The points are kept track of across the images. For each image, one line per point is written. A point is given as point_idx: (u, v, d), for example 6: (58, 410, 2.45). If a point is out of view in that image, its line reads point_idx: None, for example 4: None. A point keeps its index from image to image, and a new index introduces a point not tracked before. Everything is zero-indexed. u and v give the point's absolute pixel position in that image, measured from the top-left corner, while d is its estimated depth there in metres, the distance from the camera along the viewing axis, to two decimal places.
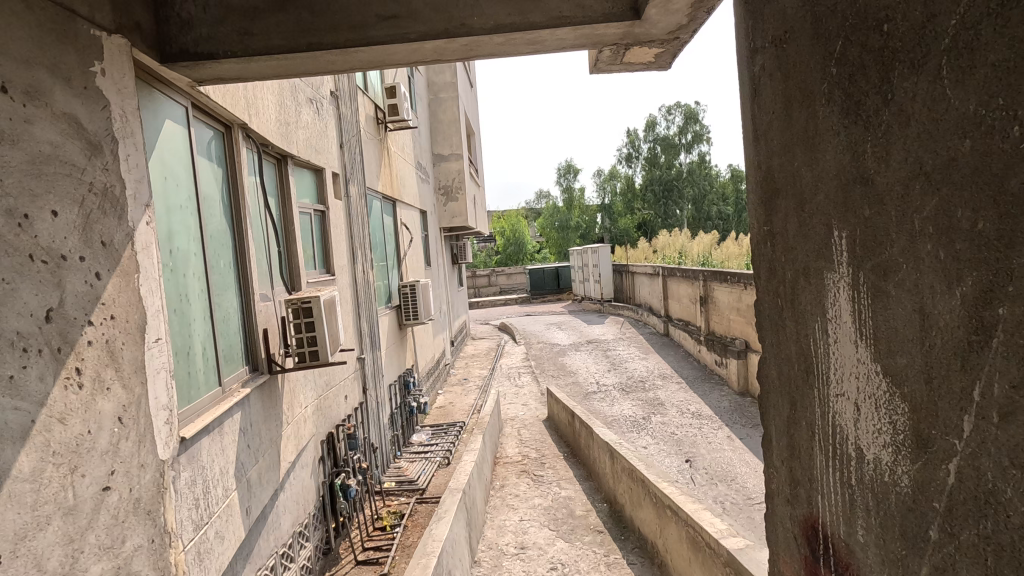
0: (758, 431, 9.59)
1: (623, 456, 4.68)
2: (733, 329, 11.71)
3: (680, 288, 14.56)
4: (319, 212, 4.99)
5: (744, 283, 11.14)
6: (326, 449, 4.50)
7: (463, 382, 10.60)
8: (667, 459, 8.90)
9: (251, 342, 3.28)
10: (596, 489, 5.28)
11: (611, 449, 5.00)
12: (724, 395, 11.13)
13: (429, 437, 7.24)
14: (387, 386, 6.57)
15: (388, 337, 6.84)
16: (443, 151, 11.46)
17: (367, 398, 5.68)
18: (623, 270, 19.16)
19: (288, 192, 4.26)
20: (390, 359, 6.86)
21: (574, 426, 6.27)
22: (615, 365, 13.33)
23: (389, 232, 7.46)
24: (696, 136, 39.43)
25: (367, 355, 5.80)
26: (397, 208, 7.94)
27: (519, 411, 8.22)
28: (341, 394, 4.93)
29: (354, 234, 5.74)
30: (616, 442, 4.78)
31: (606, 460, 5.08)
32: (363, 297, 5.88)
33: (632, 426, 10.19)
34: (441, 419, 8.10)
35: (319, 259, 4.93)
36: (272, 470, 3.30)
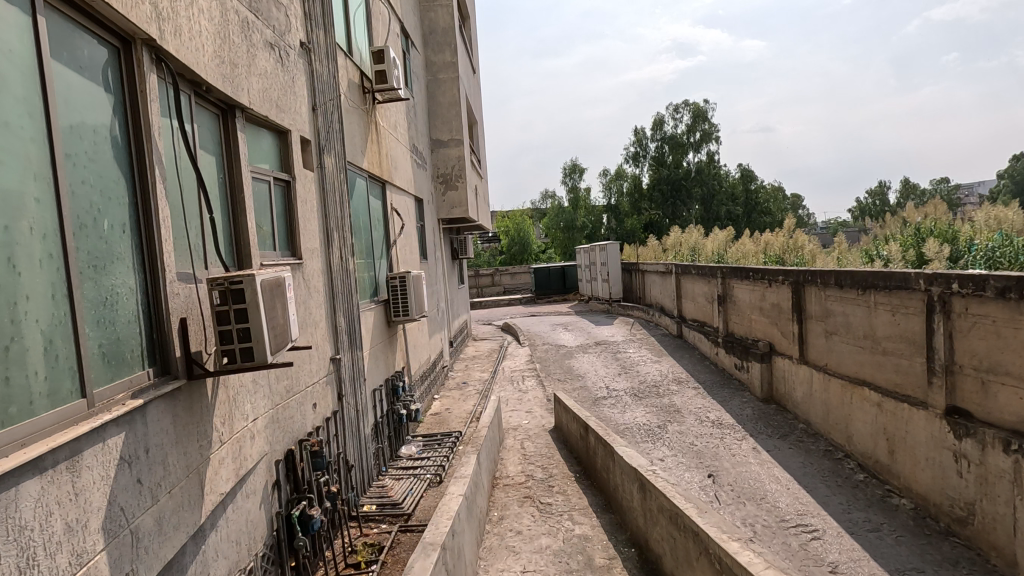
0: (787, 443, 8.68)
1: (656, 489, 3.81)
2: (755, 331, 10.81)
3: (695, 287, 13.65)
4: (281, 181, 4.16)
5: (768, 280, 10.22)
6: (282, 472, 3.65)
7: (461, 386, 9.72)
8: (688, 473, 8.00)
9: (160, 337, 2.43)
10: (619, 527, 4.40)
11: (640, 476, 4.12)
12: (746, 402, 10.22)
13: (421, 450, 6.36)
14: (371, 391, 5.72)
15: (373, 335, 5.99)
16: (442, 137, 10.64)
17: (343, 407, 4.84)
18: (634, 269, 18.26)
19: (237, 153, 3.45)
20: (376, 361, 6.01)
21: (588, 442, 5.39)
22: (626, 369, 12.42)
23: (377, 217, 6.61)
24: (705, 134, 38.47)
25: (344, 355, 4.95)
26: (387, 191, 7.09)
27: (522, 419, 7.33)
28: (304, 404, 4.07)
29: (330, 213, 4.90)
30: (651, 473, 3.89)
31: (632, 490, 4.20)
32: (341, 288, 5.03)
33: (647, 435, 9.30)
34: (435, 429, 7.22)
35: (281, 238, 4.07)
36: (188, 511, 2.44)
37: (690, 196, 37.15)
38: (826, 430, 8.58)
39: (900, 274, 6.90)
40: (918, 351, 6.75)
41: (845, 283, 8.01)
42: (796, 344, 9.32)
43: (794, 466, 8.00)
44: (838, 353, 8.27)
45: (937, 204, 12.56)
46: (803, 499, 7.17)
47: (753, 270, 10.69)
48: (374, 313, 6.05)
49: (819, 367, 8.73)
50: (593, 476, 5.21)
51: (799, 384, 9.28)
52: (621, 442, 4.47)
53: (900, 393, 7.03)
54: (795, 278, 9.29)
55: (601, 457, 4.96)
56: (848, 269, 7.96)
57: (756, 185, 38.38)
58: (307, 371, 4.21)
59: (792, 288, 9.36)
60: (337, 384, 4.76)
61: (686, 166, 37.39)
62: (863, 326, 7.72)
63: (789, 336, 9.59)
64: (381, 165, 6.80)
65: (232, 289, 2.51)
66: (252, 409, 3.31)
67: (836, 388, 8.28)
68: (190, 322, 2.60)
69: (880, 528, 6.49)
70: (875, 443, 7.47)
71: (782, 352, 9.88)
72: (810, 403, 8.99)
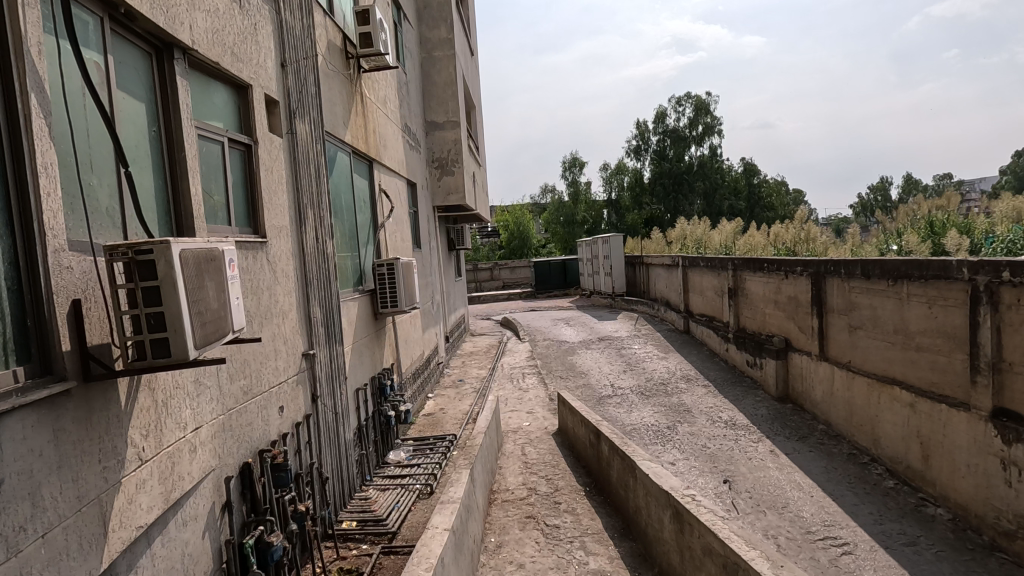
0: (807, 445, 8.07)
1: (694, 519, 3.18)
2: (769, 326, 10.19)
3: (703, 280, 13.02)
4: (240, 146, 3.52)
5: (784, 271, 9.60)
6: (234, 492, 3.02)
7: (458, 384, 9.11)
8: (701, 478, 7.40)
9: (38, 323, 1.81)
10: (645, 561, 3.79)
11: (672, 503, 3.49)
12: (761, 401, 9.62)
13: (410, 456, 5.74)
14: (354, 391, 5.10)
15: (356, 329, 5.36)
16: (437, 119, 9.99)
17: (318, 409, 4.21)
18: (638, 262, 17.65)
19: (175, 104, 2.83)
20: (360, 358, 5.39)
21: (600, 452, 4.77)
22: (632, 366, 11.81)
23: (361, 197, 5.98)
24: (708, 128, 37.78)
25: (320, 351, 4.33)
26: (374, 170, 6.46)
27: (523, 421, 6.72)
28: (265, 409, 3.44)
29: (304, 188, 4.28)
30: (687, 500, 3.27)
31: (663, 519, 3.57)
32: (316, 273, 4.40)
33: (655, 437, 8.69)
34: (428, 432, 6.61)
35: (239, 213, 3.45)
36: (76, 559, 1.81)
37: (693, 191, 36.48)
38: (848, 432, 7.98)
39: (939, 262, 6.29)
40: (958, 348, 6.15)
41: (873, 274, 7.39)
42: (815, 340, 8.71)
43: (816, 471, 7.39)
44: (864, 348, 7.65)
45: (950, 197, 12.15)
46: (830, 508, 6.56)
47: (767, 260, 10.07)
48: (358, 305, 5.42)
49: (841, 364, 8.12)
50: (607, 491, 4.60)
51: (818, 383, 8.67)
52: (647, 459, 3.84)
53: (936, 393, 6.43)
54: (815, 268, 8.67)
55: (617, 473, 4.34)
56: (876, 258, 7.33)
57: (759, 180, 37.70)
58: (271, 369, 3.58)
59: (812, 280, 8.75)
60: (311, 385, 4.14)
61: (688, 160, 36.75)
62: (893, 320, 7.10)
63: (807, 331, 8.98)
64: (367, 141, 6.17)
65: (138, 260, 1.87)
66: (192, 416, 2.69)
67: (861, 388, 7.67)
68: (87, 304, 1.97)
69: (917, 541, 5.87)
70: (906, 447, 6.86)
71: (799, 348, 9.26)
72: (831, 402, 8.38)
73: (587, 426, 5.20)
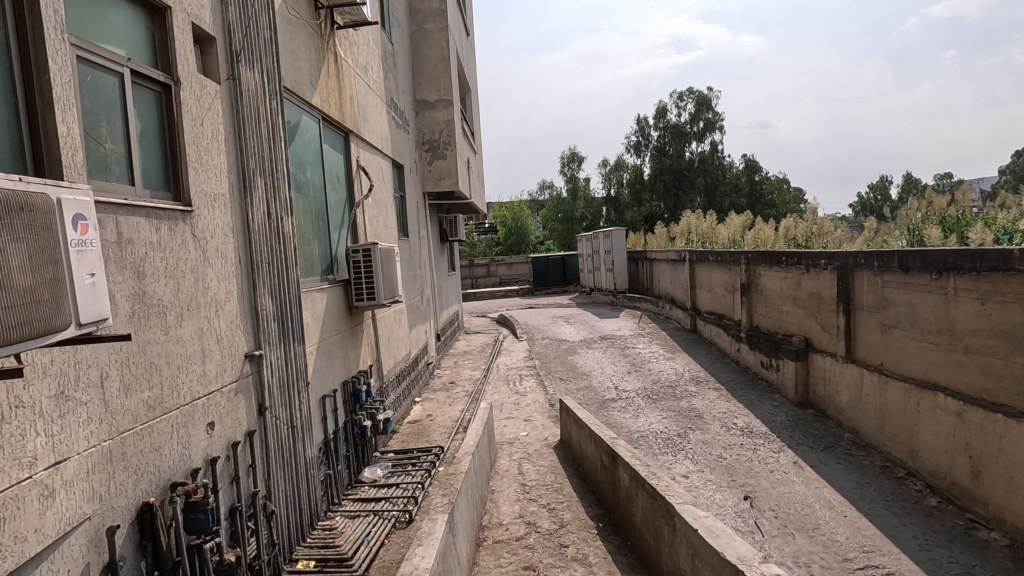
0: (834, 456, 7.30)
1: None
2: (787, 325, 9.41)
3: (712, 276, 12.24)
4: (153, 87, 2.69)
5: (804, 265, 8.81)
6: (123, 545, 2.21)
7: (448, 387, 8.31)
8: (719, 494, 6.61)
9: None
10: None
11: None
12: (778, 406, 8.85)
13: (388, 474, 4.94)
14: (319, 398, 4.29)
15: (323, 326, 4.54)
16: (428, 98, 9.16)
17: (267, 423, 3.40)
18: (641, 258, 16.86)
19: (32, 7, 1.98)
20: (328, 360, 4.57)
21: (617, 480, 3.96)
22: (637, 367, 11.03)
23: (333, 172, 5.14)
24: (710, 123, 36.98)
25: (271, 351, 3.51)
26: (350, 143, 5.62)
27: (520, 431, 5.92)
28: (182, 430, 2.63)
29: (251, 149, 3.46)
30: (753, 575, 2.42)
31: None
32: (267, 256, 3.58)
33: (665, 446, 7.91)
34: (411, 443, 5.80)
35: (148, 172, 2.63)
36: None
37: (694, 188, 35.68)
38: (880, 442, 7.20)
39: (997, 252, 5.51)
40: (1018, 350, 5.37)
41: (913, 266, 6.60)
42: (841, 340, 7.92)
43: (847, 487, 6.61)
44: (899, 350, 6.87)
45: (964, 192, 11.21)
46: (867, 531, 5.78)
47: (785, 254, 9.28)
48: (325, 297, 4.60)
49: (872, 367, 7.34)
50: (627, 532, 3.80)
51: (844, 387, 7.90)
52: (694, 513, 2.99)
53: (987, 400, 5.65)
54: (841, 262, 7.88)
55: (646, 517, 3.51)
56: (916, 248, 6.55)
57: (761, 176, 36.92)
58: (193, 375, 2.76)
59: (837, 274, 7.95)
60: (256, 393, 3.33)
61: (689, 156, 36.02)
62: (936, 318, 6.32)
63: (831, 330, 8.20)
64: (341, 109, 5.34)
65: None
66: (44, 446, 1.88)
67: (895, 394, 6.89)
68: None
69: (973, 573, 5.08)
70: (952, 461, 6.08)
71: (821, 349, 8.48)
72: (858, 409, 7.61)
73: (597, 444, 4.40)
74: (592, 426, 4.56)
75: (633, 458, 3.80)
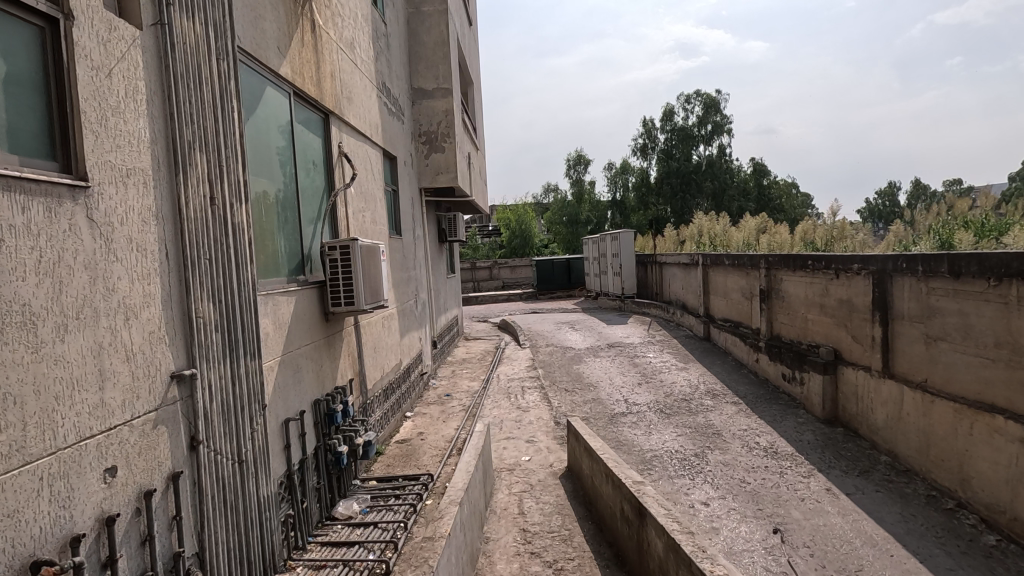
0: (871, 483, 6.55)
1: None
2: (812, 335, 8.67)
3: (727, 282, 11.49)
4: (32, 20, 2.00)
5: (832, 269, 8.08)
6: None
7: (443, 400, 7.59)
8: (744, 526, 5.85)
9: None
10: None
11: None
12: (804, 424, 8.10)
13: (366, 510, 4.22)
14: (282, 423, 3.59)
15: (289, 336, 3.82)
16: (426, 86, 8.48)
17: (201, 461, 2.69)
18: (651, 261, 16.15)
19: None
20: (295, 376, 3.87)
21: (644, 539, 3.23)
22: (647, 377, 10.29)
23: (307, 157, 4.46)
24: (718, 126, 36.30)
25: (210, 370, 2.81)
26: (330, 126, 4.93)
27: (521, 455, 5.22)
28: (59, 483, 1.93)
29: (186, 116, 2.76)
30: None
31: None
32: (210, 251, 2.89)
33: (681, 467, 7.17)
34: (397, 469, 5.09)
35: (15, 132, 1.94)
36: None
37: (700, 191, 34.95)
38: (923, 469, 6.44)
39: None
40: None
41: (966, 271, 5.86)
42: (877, 353, 7.18)
43: (889, 520, 5.86)
44: (948, 366, 6.13)
45: (987, 196, 10.68)
46: None
47: (811, 257, 8.54)
48: (292, 301, 3.89)
49: (914, 383, 6.59)
50: None
51: (881, 405, 7.14)
52: None
53: None
54: (877, 266, 7.14)
55: None
56: (971, 252, 5.80)
57: (769, 181, 36.17)
58: (82, 408, 2.06)
59: (872, 280, 7.21)
60: (186, 423, 2.62)
61: (696, 159, 35.31)
62: (994, 331, 5.57)
63: (865, 341, 7.45)
64: (320, 86, 4.65)
65: None
66: None
67: (943, 415, 6.13)
68: None
69: None
70: (1013, 494, 5.31)
71: (853, 363, 7.73)
72: (897, 431, 6.85)
73: (614, 485, 3.69)
74: (608, 461, 3.85)
75: (667, 515, 3.06)
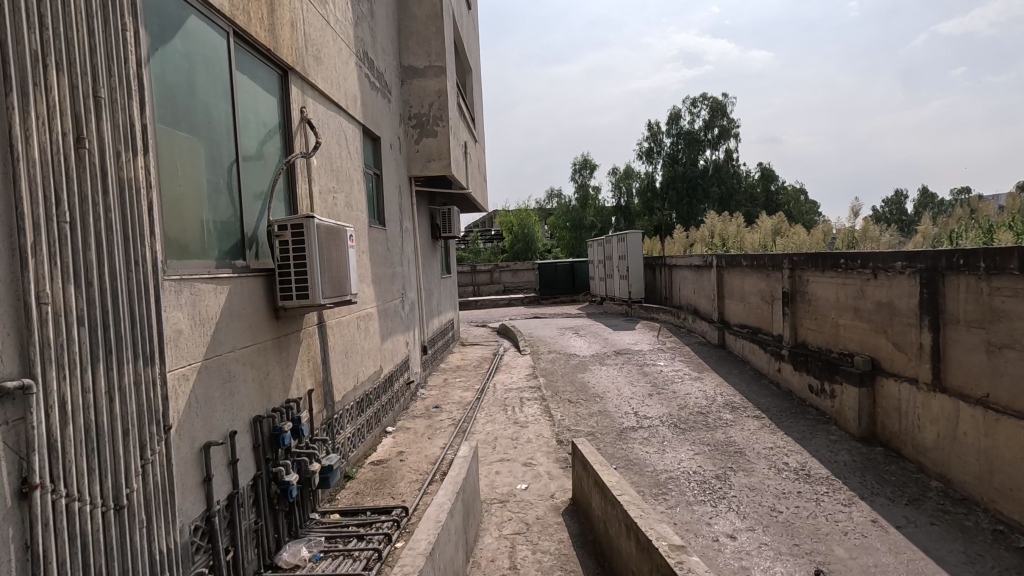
0: (923, 513, 5.63)
1: None
2: (844, 342, 7.79)
3: (745, 285, 10.61)
4: None
5: (869, 268, 7.21)
6: None
7: (431, 413, 6.72)
8: (780, 566, 4.93)
9: None
10: None
11: None
12: (837, 442, 7.20)
13: (318, 557, 3.33)
14: (200, 450, 2.73)
15: (216, 336, 2.97)
16: (416, 64, 7.69)
17: (40, 511, 1.86)
18: (660, 265, 15.28)
19: None
20: (226, 389, 3.03)
21: None
22: (658, 388, 9.40)
23: (253, 117, 3.65)
24: (725, 131, 35.45)
25: (66, 381, 1.97)
26: (288, 85, 4.10)
27: (517, 484, 4.36)
28: None
29: (34, 15, 1.92)
30: None
31: None
32: (77, 212, 2.06)
33: (700, 492, 6.27)
34: (366, 499, 4.23)
35: None
36: None
37: (707, 197, 34.04)
38: (985, 498, 5.53)
39: None
40: None
41: None
42: (926, 363, 6.28)
43: (952, 559, 4.94)
44: (1015, 378, 5.24)
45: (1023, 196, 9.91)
46: None
47: (843, 255, 7.67)
48: (223, 292, 3.05)
49: (972, 398, 5.70)
50: None
51: (930, 422, 6.24)
52: None
53: None
54: (925, 263, 6.27)
55: None
56: None
57: (777, 187, 35.27)
58: None
59: (919, 280, 6.34)
60: (9, 460, 1.80)
61: (703, 164, 34.42)
62: None
63: (909, 349, 6.57)
64: (274, 33, 3.82)
65: None
66: None
67: (1010, 436, 5.24)
68: None
69: None
70: None
71: (894, 373, 6.84)
72: (951, 452, 5.95)
73: (637, 540, 2.82)
74: (629, 509, 2.97)
75: None
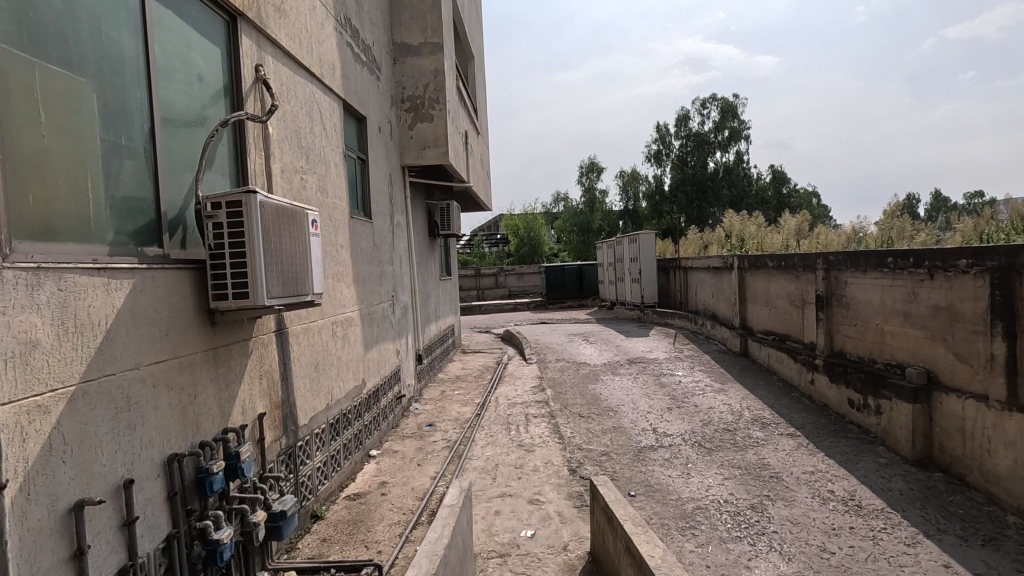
0: (1006, 556, 4.73)
1: None
2: (891, 350, 6.91)
3: (770, 288, 9.74)
4: None
5: (923, 268, 6.33)
6: None
7: (424, 433, 5.88)
8: None
9: None
10: None
11: None
12: (888, 466, 6.29)
13: None
14: (67, 512, 1.92)
15: (105, 351, 2.15)
16: (410, 41, 6.92)
17: None
18: (674, 267, 14.42)
19: None
20: (122, 422, 2.21)
21: None
22: (678, 401, 8.52)
23: (183, 67, 2.85)
24: (735, 132, 34.58)
25: None
26: (237, 35, 3.29)
27: (522, 530, 3.52)
28: None
29: None
30: None
31: None
32: None
33: (734, 525, 5.38)
34: (332, 550, 3.40)
35: None
36: None
37: (717, 199, 33.12)
38: None
39: None
40: None
41: None
42: (997, 377, 5.41)
43: None
44: None
45: None
46: None
47: (891, 254, 6.80)
48: (120, 289, 2.24)
49: None
50: None
51: (1003, 445, 5.34)
52: None
53: None
54: (995, 261, 5.40)
55: None
56: None
57: (789, 189, 34.28)
58: None
59: (989, 281, 5.47)
60: None
61: (713, 166, 33.54)
62: None
63: (976, 359, 5.69)
64: None
65: None
66: None
67: None
68: None
69: None
70: None
71: (955, 388, 5.96)
72: None
73: None
74: None
75: None
